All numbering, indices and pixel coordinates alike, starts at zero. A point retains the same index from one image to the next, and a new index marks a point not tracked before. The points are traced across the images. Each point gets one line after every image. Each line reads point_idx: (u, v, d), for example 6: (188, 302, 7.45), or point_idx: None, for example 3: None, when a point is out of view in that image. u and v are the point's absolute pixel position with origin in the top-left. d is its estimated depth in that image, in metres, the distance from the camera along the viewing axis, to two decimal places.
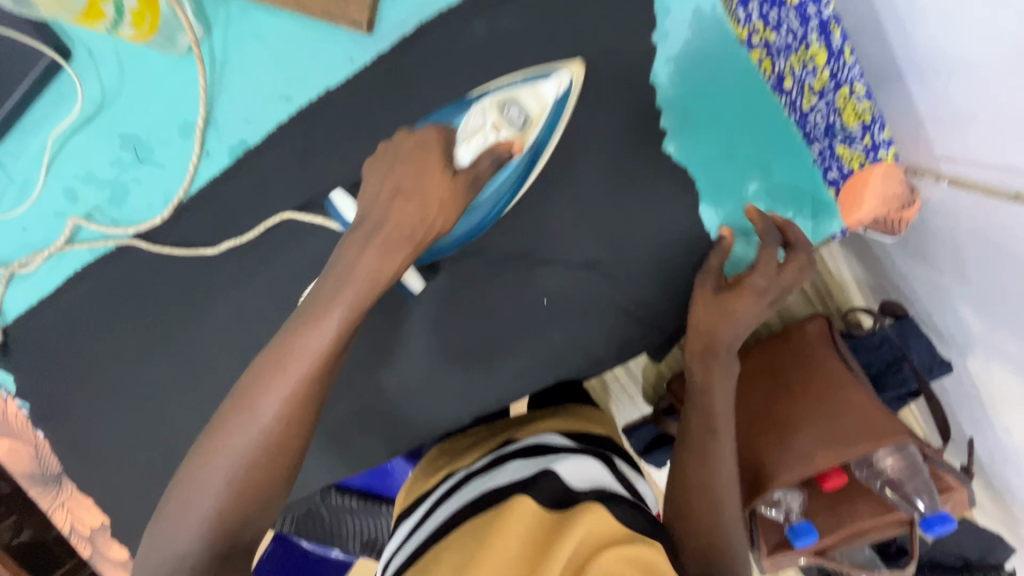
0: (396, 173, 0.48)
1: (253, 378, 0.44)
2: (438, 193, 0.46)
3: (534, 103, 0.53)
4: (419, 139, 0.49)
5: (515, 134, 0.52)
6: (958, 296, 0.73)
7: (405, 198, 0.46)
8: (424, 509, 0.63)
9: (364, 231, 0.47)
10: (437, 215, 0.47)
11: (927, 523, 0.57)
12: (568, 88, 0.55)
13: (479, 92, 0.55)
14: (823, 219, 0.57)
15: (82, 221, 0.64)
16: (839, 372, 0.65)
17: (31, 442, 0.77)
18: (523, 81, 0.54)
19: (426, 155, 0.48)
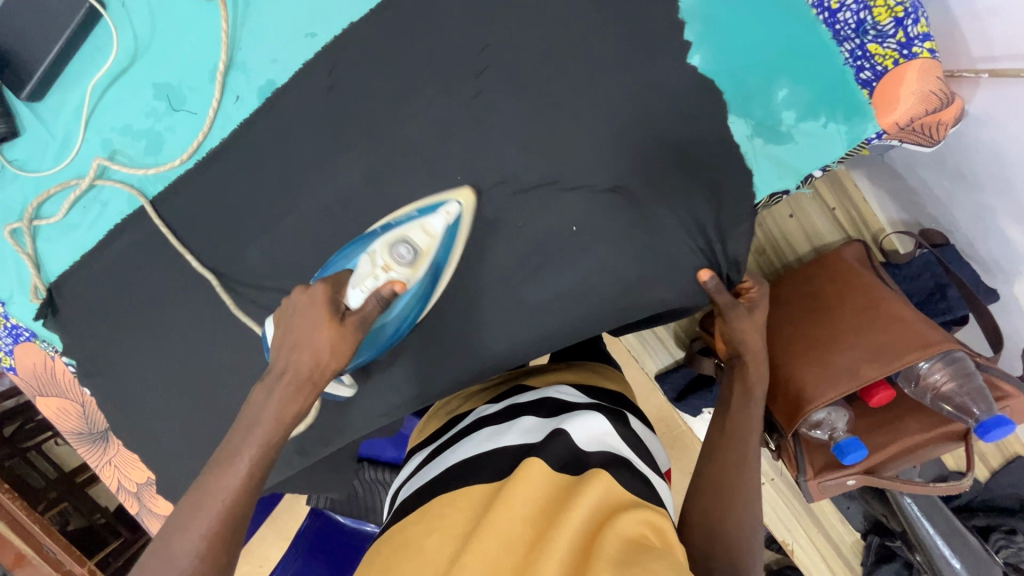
0: (289, 330, 0.49)
1: (173, 526, 0.42)
2: (328, 340, 0.49)
3: (423, 238, 0.58)
4: (310, 295, 0.50)
5: (404, 271, 0.56)
6: (1002, 214, 0.70)
7: (299, 346, 0.48)
8: (444, 439, 0.68)
9: (271, 376, 0.48)
10: (331, 359, 0.49)
11: (982, 427, 0.54)
12: (456, 216, 0.60)
13: (380, 225, 0.60)
14: (858, 122, 0.56)
15: (106, 162, 0.66)
16: (877, 295, 0.64)
17: (78, 400, 0.79)
18: (415, 215, 0.59)
19: (315, 307, 0.50)
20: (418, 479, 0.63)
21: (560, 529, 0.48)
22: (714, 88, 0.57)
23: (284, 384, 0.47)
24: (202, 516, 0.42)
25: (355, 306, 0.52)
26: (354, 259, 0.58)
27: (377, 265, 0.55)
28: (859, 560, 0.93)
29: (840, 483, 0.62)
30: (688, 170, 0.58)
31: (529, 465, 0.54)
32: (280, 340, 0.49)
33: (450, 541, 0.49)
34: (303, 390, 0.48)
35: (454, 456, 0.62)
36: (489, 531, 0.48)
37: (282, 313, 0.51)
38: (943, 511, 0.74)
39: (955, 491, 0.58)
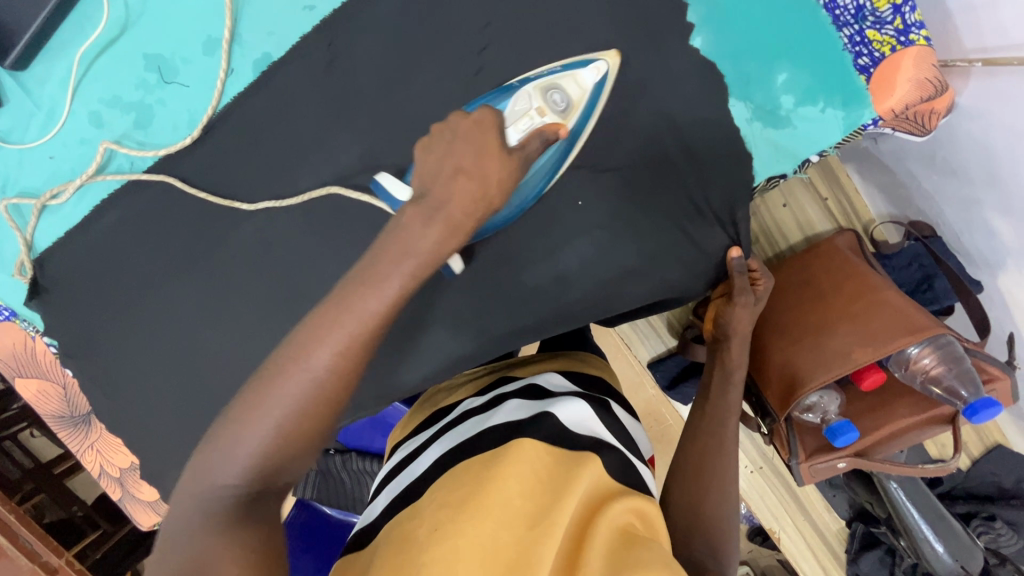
0: (449, 152, 0.44)
1: (294, 347, 0.39)
2: (499, 170, 0.44)
3: (574, 88, 0.55)
4: (477, 123, 0.45)
5: (558, 117, 0.54)
6: (988, 206, 0.72)
7: (467, 176, 0.43)
8: (426, 433, 0.65)
9: (428, 205, 0.42)
10: (498, 196, 0.44)
11: (971, 408, 0.55)
12: (605, 76, 0.57)
13: (519, 80, 0.57)
14: (856, 107, 0.56)
15: (113, 146, 0.64)
16: (868, 283, 0.65)
17: (60, 381, 0.77)
18: (561, 68, 0.56)
19: (484, 134, 0.45)
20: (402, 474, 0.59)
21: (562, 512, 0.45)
22: (715, 71, 0.57)
23: (447, 215, 0.42)
24: (334, 337, 0.38)
25: (516, 143, 0.49)
26: (492, 106, 0.55)
27: (533, 108, 0.52)
28: (844, 547, 0.95)
29: (830, 467, 0.63)
30: (686, 154, 0.58)
31: (518, 447, 0.52)
32: (439, 164, 0.43)
33: (439, 516, 0.46)
34: (464, 231, 0.43)
35: (440, 446, 0.60)
36: (485, 514, 0.45)
37: (443, 134, 0.44)
38: (933, 503, 0.75)
39: (944, 472, 0.59)
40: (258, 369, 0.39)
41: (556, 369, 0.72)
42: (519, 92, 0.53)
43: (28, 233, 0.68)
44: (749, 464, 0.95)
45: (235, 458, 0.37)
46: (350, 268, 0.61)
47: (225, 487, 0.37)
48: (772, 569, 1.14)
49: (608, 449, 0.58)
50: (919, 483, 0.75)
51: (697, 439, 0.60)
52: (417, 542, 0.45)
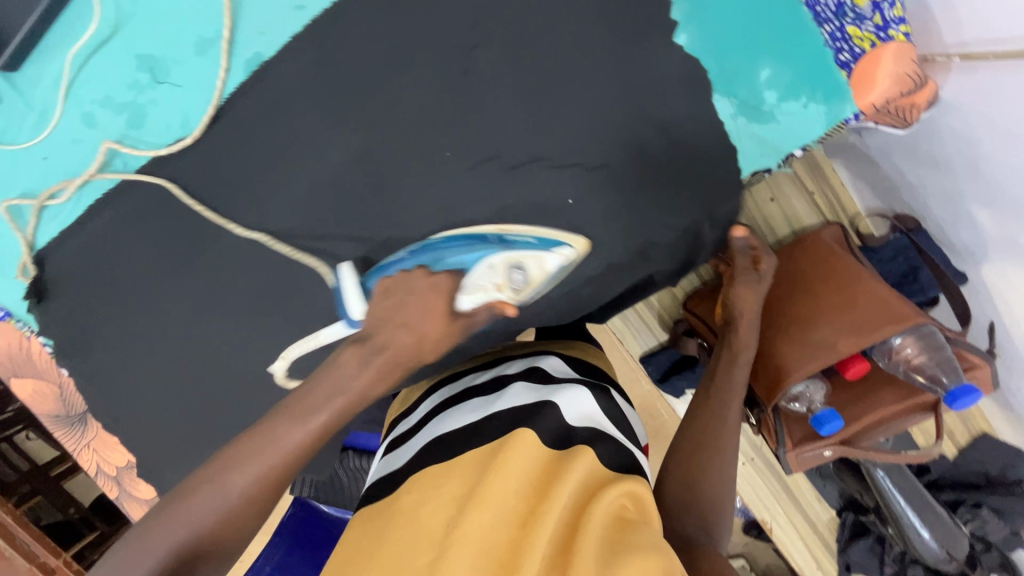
0: (391, 309, 0.56)
1: (226, 459, 0.49)
2: (436, 331, 0.56)
3: (536, 268, 0.63)
4: (431, 284, 0.57)
5: (513, 294, 0.62)
6: (972, 199, 0.73)
7: (407, 329, 0.55)
8: (430, 405, 0.68)
9: (369, 348, 0.54)
10: (430, 349, 0.57)
11: (951, 396, 0.56)
12: (569, 259, 0.64)
13: (495, 233, 0.63)
14: (837, 102, 0.58)
15: (115, 145, 0.65)
16: (854, 273, 0.66)
17: (55, 381, 0.77)
18: (535, 241, 0.63)
19: (433, 296, 0.57)
20: (404, 445, 0.62)
21: (552, 505, 0.47)
22: (700, 68, 0.58)
23: (383, 362, 0.54)
24: (260, 460, 0.49)
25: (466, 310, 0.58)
26: (457, 257, 0.61)
27: (492, 281, 0.61)
28: (835, 536, 0.97)
29: (816, 454, 0.64)
30: (671, 151, 0.60)
31: (522, 436, 0.53)
32: (387, 315, 0.55)
33: (442, 509, 0.49)
34: (394, 374, 0.55)
35: (443, 424, 0.62)
36: (482, 506, 0.47)
37: (398, 288, 0.57)
38: (921, 493, 0.76)
39: (927, 459, 0.61)
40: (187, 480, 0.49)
41: (556, 354, 0.74)
42: (482, 260, 0.61)
43: (28, 232, 0.69)
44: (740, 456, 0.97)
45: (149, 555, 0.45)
46: (283, 354, 0.73)
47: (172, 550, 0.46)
48: (770, 563, 1.15)
49: (600, 436, 0.59)
50: (906, 472, 0.76)
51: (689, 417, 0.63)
52: (422, 533, 0.47)
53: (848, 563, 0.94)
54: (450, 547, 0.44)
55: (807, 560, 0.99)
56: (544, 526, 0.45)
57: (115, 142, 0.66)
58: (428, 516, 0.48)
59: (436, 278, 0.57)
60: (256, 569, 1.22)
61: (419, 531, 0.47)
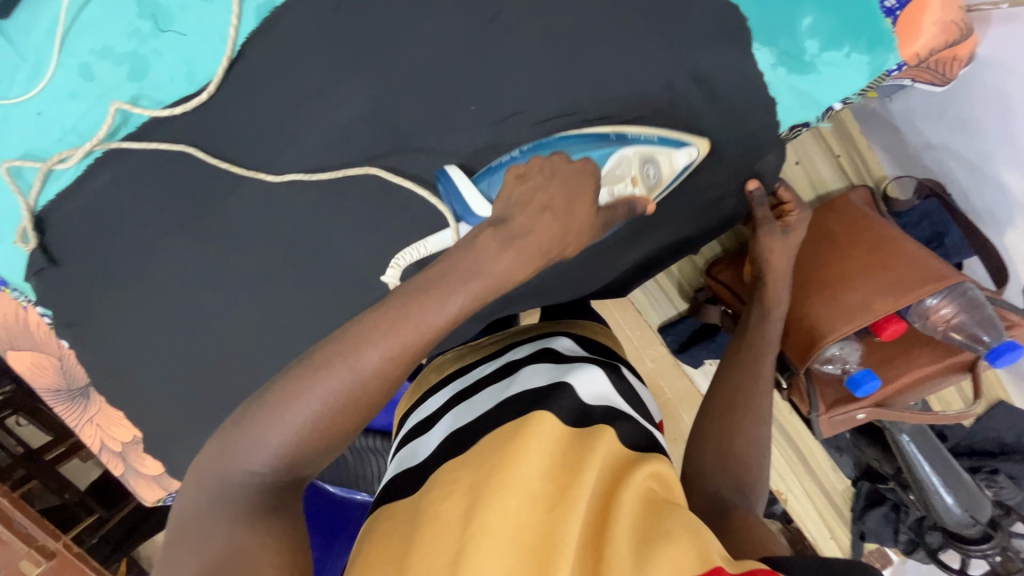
0: (543, 186, 0.47)
1: (266, 409, 0.39)
2: (582, 222, 0.48)
3: (667, 166, 0.58)
4: (576, 169, 0.48)
5: (647, 190, 0.57)
6: (1000, 160, 0.72)
7: (553, 217, 0.46)
8: (438, 401, 0.63)
9: (508, 231, 0.44)
10: (573, 240, 0.48)
11: (994, 353, 0.57)
12: (693, 160, 0.59)
13: (615, 131, 0.58)
14: (881, 53, 0.55)
15: (127, 105, 0.61)
16: (885, 235, 0.65)
17: (54, 353, 0.73)
18: (659, 141, 0.58)
19: (579, 181, 0.48)
20: (418, 441, 0.58)
21: (580, 486, 0.45)
22: (738, 15, 0.55)
23: (526, 245, 0.44)
24: (335, 394, 0.39)
25: (604, 203, 0.53)
26: (588, 155, 0.56)
27: (628, 174, 0.56)
28: (849, 506, 0.97)
29: (849, 417, 0.63)
30: (703, 105, 0.59)
31: (536, 421, 0.51)
32: (527, 199, 0.46)
33: (456, 501, 0.45)
34: (537, 263, 0.45)
35: (457, 419, 0.58)
36: (507, 493, 0.44)
37: (531, 172, 0.47)
38: (945, 459, 0.75)
39: (964, 419, 0.60)
40: (230, 423, 0.41)
41: (564, 332, 0.69)
42: (621, 153, 0.56)
43: (30, 196, 0.65)
44: None
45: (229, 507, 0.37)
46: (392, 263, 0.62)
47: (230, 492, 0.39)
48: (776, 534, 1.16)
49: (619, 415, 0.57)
50: (930, 437, 0.75)
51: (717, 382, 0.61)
52: (435, 529, 0.43)
53: (863, 530, 0.95)
54: (474, 538, 0.41)
55: (822, 531, 0.99)
56: (574, 509, 0.43)
57: (126, 102, 0.62)
58: (440, 510, 0.45)
59: (581, 163, 0.49)
60: None
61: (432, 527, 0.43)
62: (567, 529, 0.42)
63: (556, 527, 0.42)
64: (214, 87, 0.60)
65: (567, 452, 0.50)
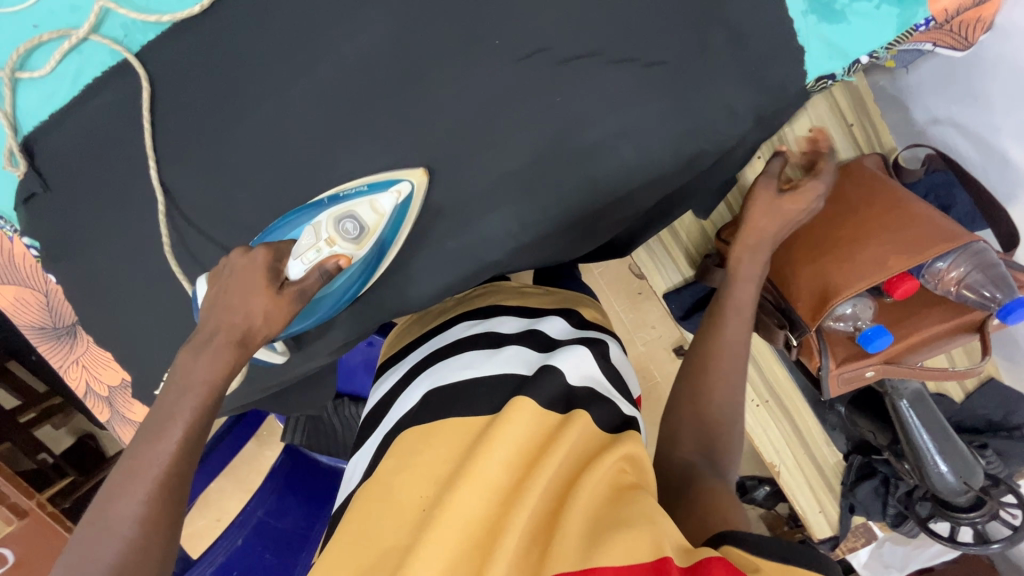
0: (224, 291, 0.54)
1: (112, 488, 0.48)
2: (264, 305, 0.54)
3: (370, 215, 0.59)
4: (249, 259, 0.55)
5: (347, 248, 0.58)
6: (1010, 134, 0.72)
7: (231, 310, 0.53)
8: (425, 357, 0.72)
9: (201, 339, 0.53)
10: (265, 323, 0.55)
11: (1005, 309, 0.57)
12: (408, 196, 0.61)
13: (328, 195, 0.61)
14: (912, 6, 0.55)
15: (113, 4, 0.60)
16: (897, 199, 0.65)
17: (41, 289, 0.70)
18: (363, 190, 0.60)
19: (254, 271, 0.55)
20: (400, 401, 0.67)
21: (537, 479, 0.50)
22: None
23: (211, 348, 0.52)
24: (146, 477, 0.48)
25: (294, 278, 0.56)
26: (294, 229, 0.60)
27: (321, 239, 0.58)
28: (840, 479, 0.99)
29: (858, 375, 0.63)
30: (734, 51, 0.57)
31: (515, 407, 0.55)
32: (222, 294, 0.54)
33: (429, 487, 0.52)
34: (233, 353, 0.53)
35: (447, 374, 0.65)
36: (467, 482, 0.49)
37: (219, 272, 0.55)
38: (943, 427, 0.76)
39: (969, 375, 0.62)
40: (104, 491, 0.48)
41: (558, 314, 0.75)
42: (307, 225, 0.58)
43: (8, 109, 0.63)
44: (755, 399, 0.96)
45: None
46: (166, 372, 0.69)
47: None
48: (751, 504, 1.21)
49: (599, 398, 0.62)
50: (929, 405, 0.77)
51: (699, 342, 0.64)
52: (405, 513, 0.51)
53: (853, 502, 0.97)
54: (433, 524, 0.47)
55: (812, 504, 1.00)
56: (527, 501, 0.48)
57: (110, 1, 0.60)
58: (410, 495, 0.52)
59: (253, 253, 0.55)
60: (246, 514, 1.14)
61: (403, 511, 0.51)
62: (516, 519, 0.47)
63: (507, 514, 0.48)
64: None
65: (541, 441, 0.55)
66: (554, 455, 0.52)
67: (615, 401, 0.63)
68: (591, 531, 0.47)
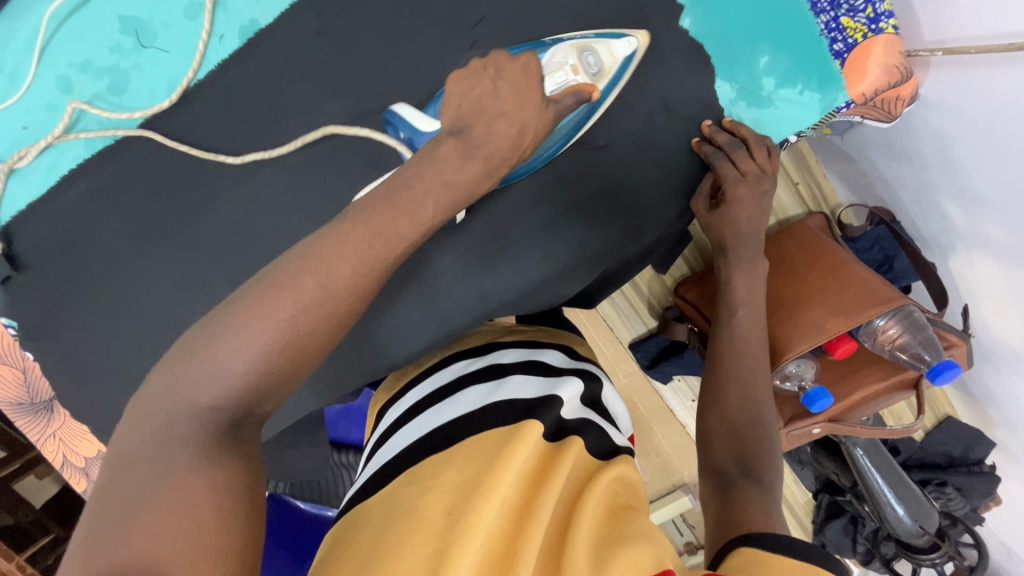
0: (488, 93, 0.46)
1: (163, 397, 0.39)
2: (533, 119, 0.47)
3: (607, 56, 0.56)
4: (521, 66, 0.47)
5: (590, 79, 0.55)
6: (944, 195, 0.78)
7: (507, 121, 0.46)
8: (419, 394, 0.62)
9: (465, 143, 0.45)
10: (512, 154, 0.47)
11: (934, 371, 0.60)
12: (634, 52, 0.57)
13: (550, 37, 0.58)
14: (831, 90, 0.60)
15: (84, 105, 0.61)
16: (838, 259, 0.69)
17: (18, 365, 0.72)
18: (595, 36, 0.57)
19: (526, 82, 0.46)
20: (401, 431, 0.57)
21: (546, 497, 0.47)
22: (702, 51, 0.60)
23: (487, 153, 0.45)
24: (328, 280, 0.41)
25: (548, 91, 0.53)
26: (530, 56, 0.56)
27: (568, 63, 0.55)
28: (810, 518, 1.03)
29: (806, 431, 0.67)
30: (769, 148, 0.61)
31: (530, 429, 0.51)
32: (479, 106, 0.46)
33: (444, 495, 0.46)
34: (498, 171, 0.47)
35: (445, 410, 0.57)
36: (492, 494, 0.45)
37: (484, 70, 0.47)
38: (897, 471, 0.80)
39: (907, 433, 0.65)
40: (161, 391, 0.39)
41: (554, 347, 0.68)
42: (554, 46, 0.56)
43: None
44: None
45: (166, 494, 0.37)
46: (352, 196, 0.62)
47: (177, 435, 0.38)
48: None
49: (592, 426, 0.58)
50: (881, 451, 0.81)
51: (738, 356, 0.62)
52: (421, 523, 0.44)
53: (823, 541, 0.98)
54: (459, 539, 0.42)
55: None
56: (539, 518, 0.45)
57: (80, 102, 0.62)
58: (429, 509, 0.46)
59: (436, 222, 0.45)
60: None
61: (417, 522, 0.44)
62: (532, 536, 0.43)
63: (520, 536, 0.44)
64: (179, 96, 0.62)
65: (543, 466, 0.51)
66: (558, 480, 0.48)
67: (603, 428, 0.59)
68: (597, 548, 0.45)
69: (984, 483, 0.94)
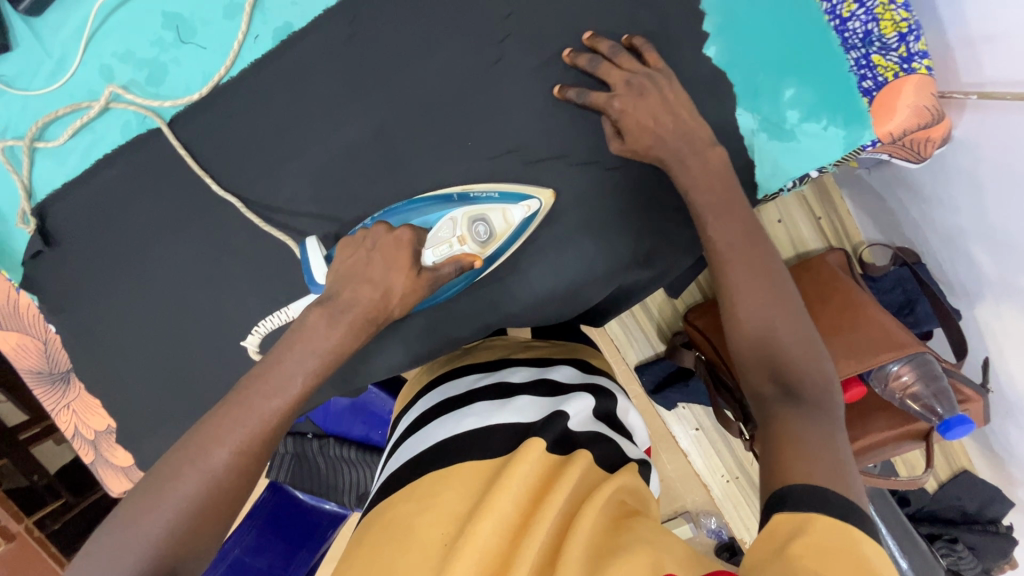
0: (366, 262, 0.54)
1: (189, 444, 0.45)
2: (402, 284, 0.54)
3: (500, 222, 0.60)
4: (394, 238, 0.55)
5: (477, 249, 0.58)
6: (974, 241, 0.75)
7: (371, 285, 0.53)
8: (429, 406, 0.62)
9: (337, 305, 0.52)
10: (398, 304, 0.55)
11: (945, 424, 0.58)
12: (536, 212, 0.61)
13: (457, 192, 0.61)
14: (857, 128, 0.58)
15: (119, 90, 0.64)
16: (856, 298, 0.67)
17: (41, 337, 0.75)
18: (498, 197, 0.60)
19: (397, 249, 0.55)
20: (407, 445, 0.58)
21: (544, 512, 0.44)
22: (726, 80, 0.59)
23: (351, 318, 0.52)
24: None
25: (429, 264, 0.56)
26: (425, 217, 0.60)
27: (456, 234, 0.57)
28: None
29: None
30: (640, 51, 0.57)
31: (531, 446, 0.50)
32: (352, 270, 0.54)
33: (446, 518, 0.46)
34: (366, 333, 0.53)
35: (450, 424, 0.57)
36: (486, 517, 0.43)
37: (362, 241, 0.55)
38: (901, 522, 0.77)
39: (913, 485, 0.63)
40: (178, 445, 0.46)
41: (566, 362, 0.68)
42: (446, 217, 0.59)
43: (24, 177, 0.68)
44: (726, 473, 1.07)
45: (151, 504, 0.42)
46: (255, 329, 0.68)
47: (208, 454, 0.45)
48: None
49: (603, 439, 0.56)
50: (888, 501, 0.78)
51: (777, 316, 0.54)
52: (418, 544, 0.44)
53: None
54: (452, 560, 0.41)
55: None
56: (535, 535, 0.43)
57: (117, 87, 0.65)
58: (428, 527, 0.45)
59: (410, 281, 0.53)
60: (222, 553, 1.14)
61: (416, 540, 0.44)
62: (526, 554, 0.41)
63: (515, 554, 0.42)
64: (211, 89, 0.65)
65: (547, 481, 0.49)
66: (557, 494, 0.46)
67: (615, 441, 0.58)
68: (597, 560, 0.42)
69: (998, 544, 0.89)
